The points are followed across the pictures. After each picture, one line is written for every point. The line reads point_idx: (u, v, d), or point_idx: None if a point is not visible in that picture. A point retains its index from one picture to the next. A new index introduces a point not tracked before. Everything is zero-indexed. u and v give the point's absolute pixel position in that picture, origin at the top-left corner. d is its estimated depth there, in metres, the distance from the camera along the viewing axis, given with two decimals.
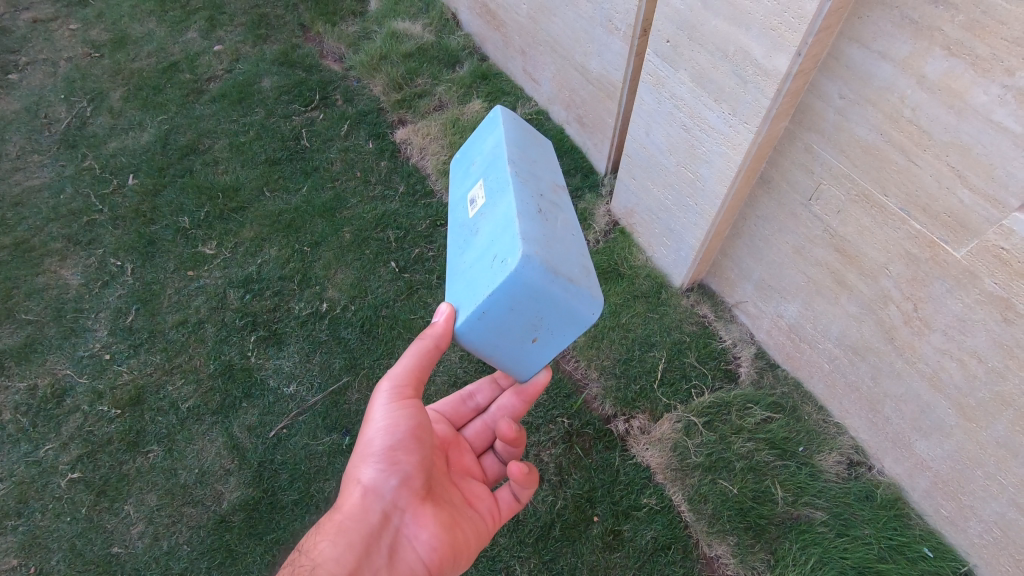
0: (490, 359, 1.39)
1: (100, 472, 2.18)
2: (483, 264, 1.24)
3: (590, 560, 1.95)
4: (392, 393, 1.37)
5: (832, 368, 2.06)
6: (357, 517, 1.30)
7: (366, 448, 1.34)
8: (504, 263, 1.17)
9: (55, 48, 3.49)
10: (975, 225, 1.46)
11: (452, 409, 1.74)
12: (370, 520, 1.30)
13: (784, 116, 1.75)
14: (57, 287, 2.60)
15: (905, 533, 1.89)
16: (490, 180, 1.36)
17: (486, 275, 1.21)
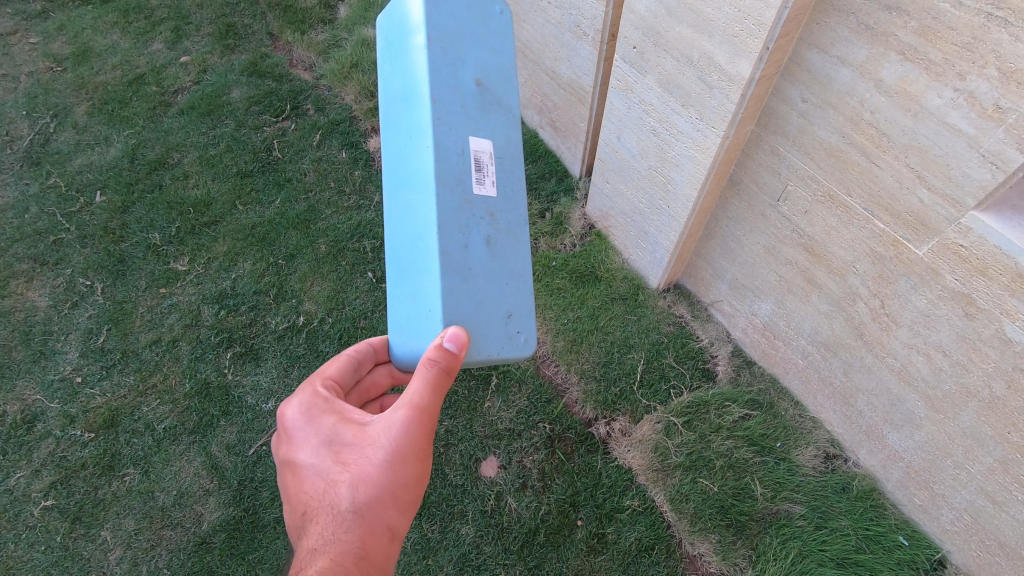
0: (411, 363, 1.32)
1: (74, 498, 2.13)
2: (498, 314, 1.28)
3: (576, 564, 1.96)
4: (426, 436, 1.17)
5: (806, 364, 2.10)
6: (386, 565, 1.15)
7: (401, 495, 1.15)
8: (522, 340, 1.31)
9: (15, 62, 3.40)
10: (935, 223, 1.50)
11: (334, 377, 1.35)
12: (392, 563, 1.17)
13: (749, 120, 1.78)
14: (24, 310, 2.53)
15: (881, 523, 1.94)
16: (502, 180, 1.34)
17: (506, 339, 1.29)
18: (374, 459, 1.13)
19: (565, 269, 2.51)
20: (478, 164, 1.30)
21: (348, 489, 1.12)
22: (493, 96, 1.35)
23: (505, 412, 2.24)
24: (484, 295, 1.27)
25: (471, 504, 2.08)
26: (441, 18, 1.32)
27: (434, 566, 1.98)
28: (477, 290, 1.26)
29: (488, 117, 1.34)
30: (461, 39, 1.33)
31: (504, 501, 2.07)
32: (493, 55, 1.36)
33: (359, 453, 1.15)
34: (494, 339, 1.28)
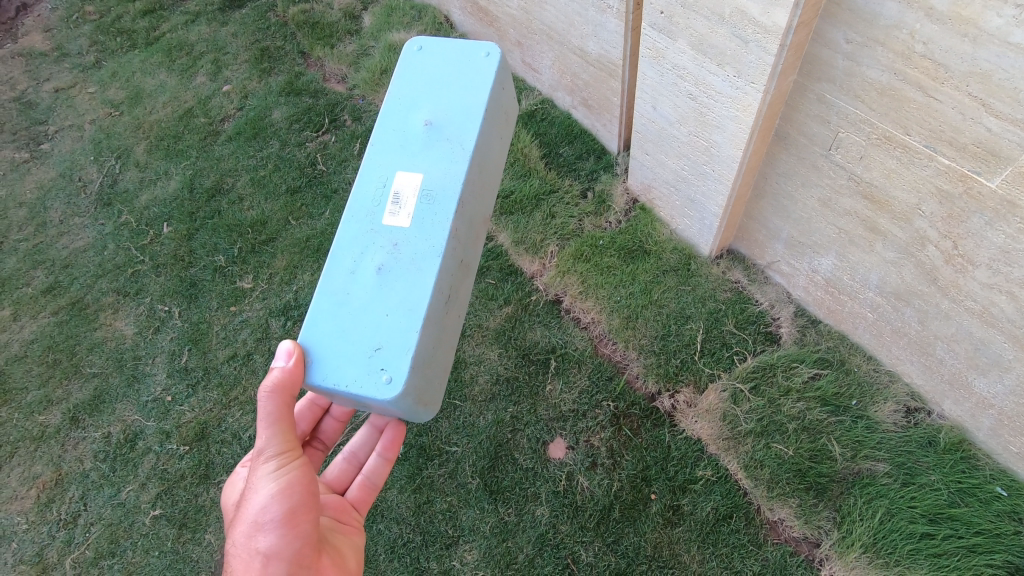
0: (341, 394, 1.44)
1: (179, 506, 2.33)
2: (364, 353, 1.42)
3: (653, 537, 1.97)
4: (276, 454, 1.45)
5: (876, 316, 2.01)
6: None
7: (263, 516, 1.40)
8: (382, 380, 1.39)
9: (78, 112, 3.64)
10: (1007, 151, 1.42)
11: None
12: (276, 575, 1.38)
13: (791, 70, 1.72)
14: (114, 339, 2.74)
15: (975, 475, 1.85)
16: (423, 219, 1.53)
17: (366, 376, 1.40)
18: (245, 496, 1.44)
19: (613, 246, 2.48)
20: (399, 200, 1.55)
21: (237, 531, 1.43)
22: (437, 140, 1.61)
23: (567, 395, 2.25)
24: (369, 325, 1.45)
25: (544, 485, 2.11)
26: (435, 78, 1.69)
27: (514, 548, 2.02)
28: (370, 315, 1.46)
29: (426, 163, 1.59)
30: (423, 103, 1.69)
31: (575, 481, 2.09)
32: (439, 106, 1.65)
33: (240, 503, 1.47)
34: (353, 373, 1.41)
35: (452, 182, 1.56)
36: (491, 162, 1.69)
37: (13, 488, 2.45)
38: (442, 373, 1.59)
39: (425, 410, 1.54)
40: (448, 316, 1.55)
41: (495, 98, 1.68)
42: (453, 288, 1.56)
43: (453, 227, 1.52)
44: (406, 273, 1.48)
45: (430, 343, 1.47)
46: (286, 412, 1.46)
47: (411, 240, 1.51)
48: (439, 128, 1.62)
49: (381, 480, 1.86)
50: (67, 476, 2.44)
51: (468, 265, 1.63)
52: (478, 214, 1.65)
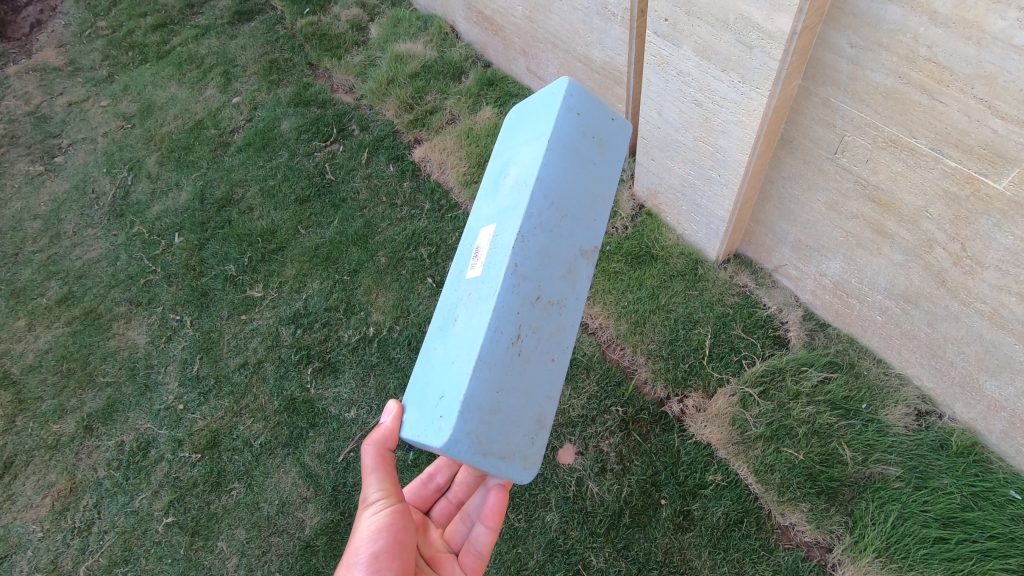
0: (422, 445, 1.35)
1: (191, 513, 2.35)
2: (433, 402, 1.31)
3: (664, 542, 1.97)
4: (376, 499, 1.46)
5: (885, 319, 2.01)
6: None
7: (354, 555, 1.38)
8: (439, 429, 1.25)
9: (92, 125, 3.70)
10: (1013, 153, 1.42)
11: (416, 494, 1.73)
12: None
13: (796, 74, 1.73)
14: (127, 348, 2.77)
15: (988, 478, 1.83)
16: (490, 260, 1.35)
17: (429, 425, 1.28)
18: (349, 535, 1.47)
19: (620, 252, 2.49)
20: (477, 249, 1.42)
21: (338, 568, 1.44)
22: (510, 180, 1.43)
23: (576, 400, 2.25)
24: (441, 376, 1.33)
25: (554, 491, 2.11)
26: (517, 120, 1.55)
27: (525, 554, 2.02)
28: (444, 366, 1.34)
29: (500, 206, 1.42)
30: (508, 145, 1.53)
31: (585, 487, 2.09)
32: (516, 143, 1.48)
33: None
34: (424, 425, 1.31)
35: (514, 215, 1.35)
36: (576, 181, 1.41)
37: (28, 497, 2.48)
38: (529, 428, 1.32)
39: (509, 468, 1.30)
40: (521, 359, 1.30)
41: (568, 110, 1.43)
42: (526, 326, 1.31)
43: (512, 259, 1.30)
44: (470, 314, 1.33)
45: (490, 388, 1.26)
46: (389, 460, 1.48)
47: (477, 280, 1.36)
48: (512, 162, 1.46)
49: (488, 549, 1.64)
50: (81, 484, 2.47)
51: (554, 301, 1.35)
52: (559, 243, 1.37)
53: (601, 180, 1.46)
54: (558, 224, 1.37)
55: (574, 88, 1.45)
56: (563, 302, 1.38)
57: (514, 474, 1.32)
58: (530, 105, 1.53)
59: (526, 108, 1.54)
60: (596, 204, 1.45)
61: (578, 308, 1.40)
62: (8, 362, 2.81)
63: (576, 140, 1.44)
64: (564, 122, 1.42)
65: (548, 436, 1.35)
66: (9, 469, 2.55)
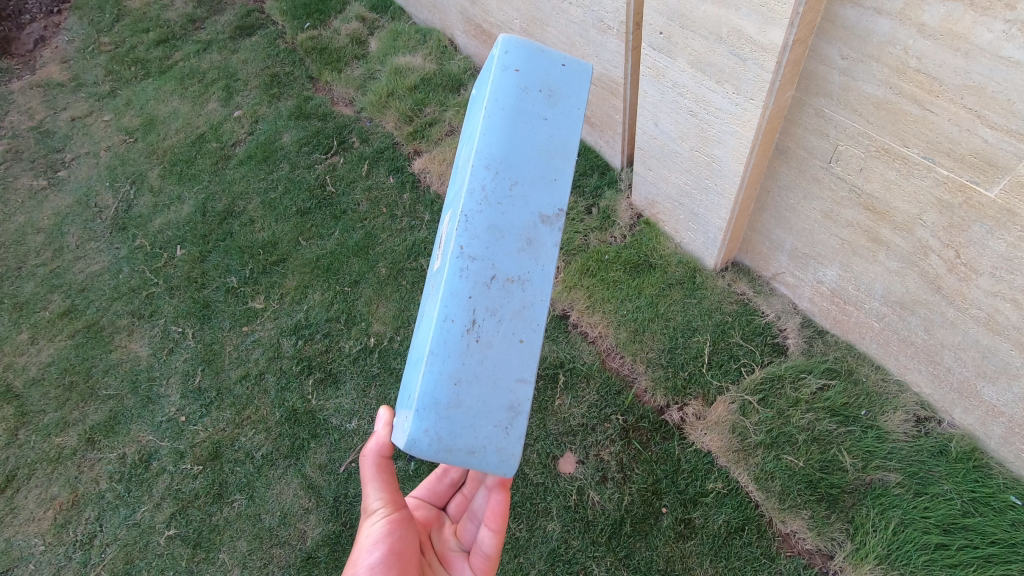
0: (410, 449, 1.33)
1: (193, 526, 2.35)
2: (405, 401, 1.29)
3: (665, 551, 1.97)
4: (375, 507, 1.46)
5: (883, 326, 2.02)
6: None
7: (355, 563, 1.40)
8: (405, 428, 1.22)
9: (94, 140, 3.74)
10: (1004, 161, 1.44)
11: (430, 491, 1.74)
12: None
13: (788, 86, 1.75)
14: (129, 360, 2.79)
15: (988, 484, 1.84)
16: (445, 251, 1.32)
17: (400, 426, 1.26)
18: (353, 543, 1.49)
19: (618, 260, 2.50)
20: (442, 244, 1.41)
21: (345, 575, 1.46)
22: (461, 167, 1.41)
23: (576, 409, 2.26)
24: (411, 376, 1.31)
25: (555, 500, 2.11)
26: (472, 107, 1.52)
27: (527, 563, 2.02)
28: (414, 366, 1.32)
29: (454, 195, 1.39)
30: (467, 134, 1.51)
31: (586, 496, 2.10)
32: (468, 130, 1.45)
33: None
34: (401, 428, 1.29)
35: (459, 199, 1.32)
36: (524, 143, 1.34)
37: (30, 510, 2.48)
38: (500, 418, 1.21)
39: (484, 464, 1.20)
40: (480, 344, 1.23)
41: (505, 72, 1.38)
42: (481, 309, 1.24)
43: (457, 243, 1.26)
44: (431, 308, 1.31)
45: (447, 378, 1.21)
46: (387, 467, 1.48)
47: (438, 273, 1.34)
48: (465, 145, 1.44)
49: (496, 550, 1.59)
50: (83, 497, 2.48)
51: (514, 277, 1.26)
52: (508, 217, 1.29)
53: (557, 132, 1.36)
54: (505, 197, 1.30)
55: (508, 60, 1.40)
56: (528, 276, 1.27)
57: (491, 469, 1.20)
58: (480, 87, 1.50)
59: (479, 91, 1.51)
60: (551, 165, 1.34)
61: (547, 278, 1.27)
62: (10, 375, 2.83)
63: (519, 98, 1.38)
64: (502, 85, 1.38)
65: (527, 425, 1.21)
66: (12, 482, 2.55)
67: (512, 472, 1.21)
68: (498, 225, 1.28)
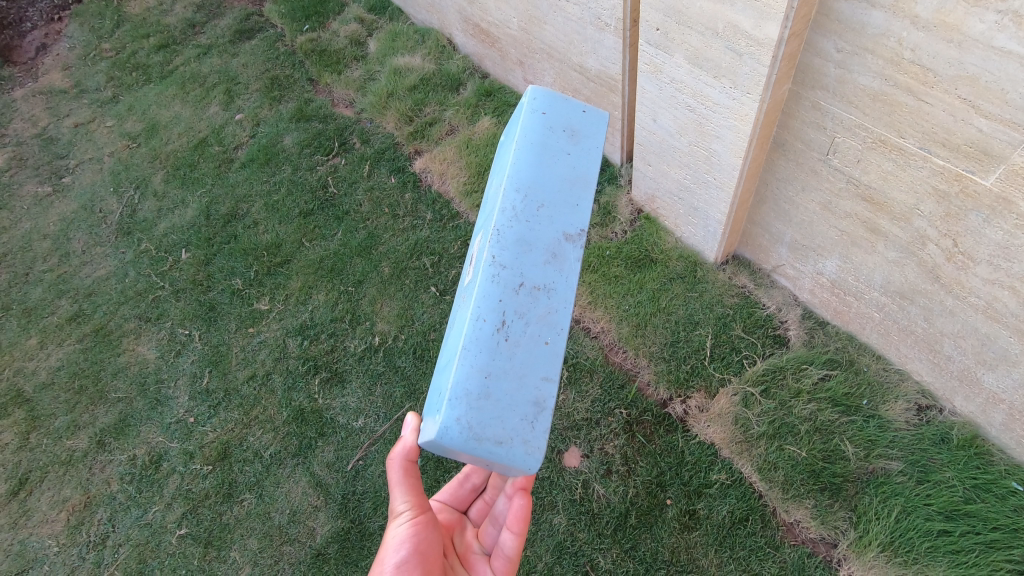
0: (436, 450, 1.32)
1: (204, 525, 2.38)
2: (433, 402, 1.30)
3: (671, 542, 1.99)
4: (401, 511, 1.48)
5: (883, 316, 2.04)
6: None
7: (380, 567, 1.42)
8: (433, 423, 1.22)
9: (98, 146, 3.77)
10: (999, 150, 1.46)
11: (452, 494, 1.75)
12: None
13: (785, 79, 1.77)
14: (137, 363, 2.82)
15: (990, 471, 1.86)
16: (476, 261, 1.35)
17: (428, 424, 1.26)
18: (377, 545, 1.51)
19: (620, 256, 2.52)
20: (472, 258, 1.44)
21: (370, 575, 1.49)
22: (493, 189, 1.46)
23: (580, 403, 2.28)
24: (440, 379, 1.32)
25: (560, 494, 2.13)
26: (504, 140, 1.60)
27: (534, 556, 2.05)
28: (443, 370, 1.34)
29: (486, 214, 1.44)
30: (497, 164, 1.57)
31: (591, 489, 2.12)
32: (501, 157, 1.52)
33: None
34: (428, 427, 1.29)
35: (491, 214, 1.37)
36: (551, 166, 1.39)
37: (43, 512, 2.52)
38: (526, 413, 1.21)
39: (509, 457, 1.19)
40: (508, 344, 1.25)
41: (534, 113, 1.45)
42: (510, 311, 1.26)
43: (489, 250, 1.30)
44: (461, 313, 1.33)
45: (476, 374, 1.22)
46: (413, 473, 1.49)
47: (469, 282, 1.37)
48: (496, 171, 1.50)
49: (516, 554, 1.61)
50: (95, 499, 2.51)
51: (541, 284, 1.28)
52: (537, 229, 1.33)
53: (582, 165, 1.40)
54: (534, 213, 1.34)
55: (539, 94, 1.48)
56: (555, 286, 1.29)
57: (516, 466, 1.20)
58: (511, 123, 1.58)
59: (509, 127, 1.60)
60: (577, 185, 1.38)
61: (572, 289, 1.29)
62: (20, 380, 2.86)
63: (546, 137, 1.43)
64: (531, 123, 1.43)
65: (552, 422, 1.20)
66: (25, 485, 2.59)
67: (536, 468, 1.20)
68: (526, 236, 1.32)
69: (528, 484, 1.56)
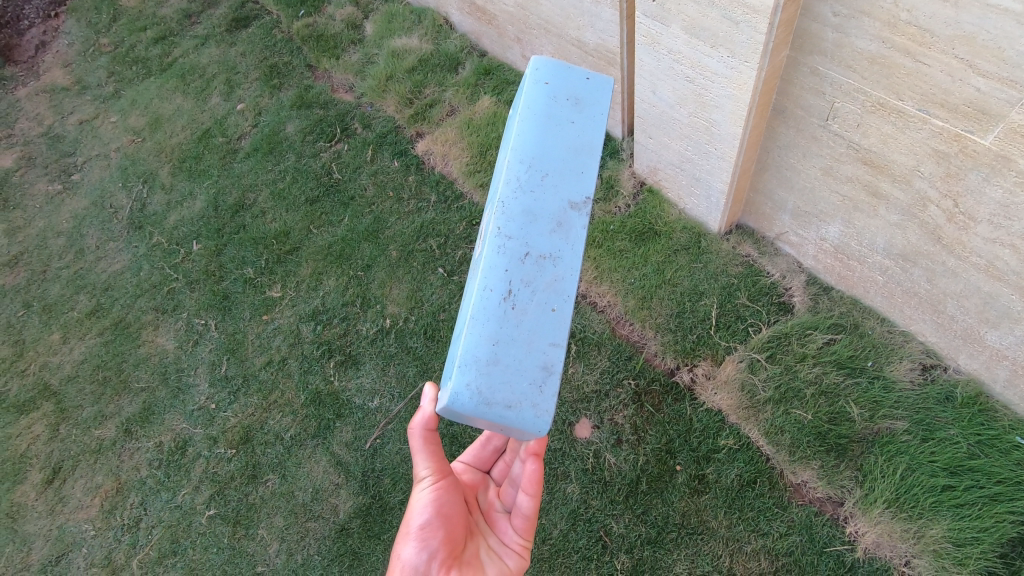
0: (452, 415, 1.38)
1: (231, 505, 2.48)
2: (448, 370, 1.35)
3: (681, 506, 2.05)
4: (424, 474, 1.56)
5: (886, 279, 2.06)
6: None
7: (406, 528, 1.51)
8: (446, 389, 1.28)
9: (104, 142, 3.81)
10: (997, 109, 1.47)
11: (475, 456, 1.83)
12: None
13: (783, 46, 1.77)
14: (158, 354, 2.90)
15: (993, 426, 1.89)
16: (483, 233, 1.38)
17: (442, 390, 1.32)
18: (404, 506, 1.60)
19: (624, 229, 2.54)
20: (481, 231, 1.47)
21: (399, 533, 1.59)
22: (500, 162, 1.48)
23: (589, 376, 2.33)
24: (453, 348, 1.37)
25: (573, 464, 2.19)
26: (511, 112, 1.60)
27: (549, 524, 2.12)
28: (455, 339, 1.38)
29: (492, 187, 1.46)
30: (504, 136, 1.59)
31: (603, 458, 2.18)
32: (507, 130, 1.53)
33: None
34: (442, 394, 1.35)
35: (496, 186, 1.39)
36: (555, 136, 1.40)
37: (78, 498, 2.63)
38: (535, 377, 1.25)
39: (519, 420, 1.23)
40: (515, 312, 1.28)
41: (537, 83, 1.45)
42: (517, 280, 1.29)
43: (494, 222, 1.33)
44: (471, 284, 1.37)
45: (484, 341, 1.26)
46: (434, 439, 1.55)
47: (477, 255, 1.41)
48: (502, 144, 1.51)
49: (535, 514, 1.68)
50: (127, 484, 2.61)
51: (547, 253, 1.31)
52: (542, 199, 1.35)
53: (586, 132, 1.40)
54: (538, 183, 1.36)
55: (542, 64, 1.47)
56: (561, 254, 1.31)
57: (528, 428, 1.24)
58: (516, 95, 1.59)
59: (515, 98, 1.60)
60: (581, 153, 1.39)
61: (578, 256, 1.31)
62: (46, 374, 2.96)
63: (550, 106, 1.43)
64: (534, 94, 1.44)
65: (560, 386, 1.24)
66: (58, 474, 2.70)
67: (545, 430, 1.24)
68: (531, 207, 1.34)
69: (541, 450, 1.58)
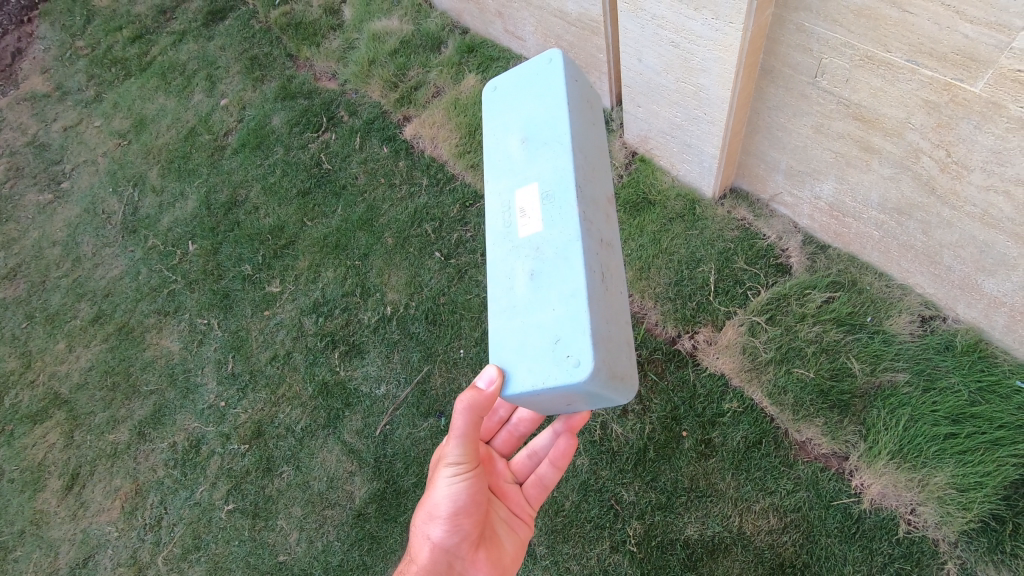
0: (542, 394, 1.37)
1: (249, 499, 2.53)
2: (547, 348, 1.35)
3: (689, 470, 2.09)
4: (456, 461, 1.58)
5: (883, 234, 2.05)
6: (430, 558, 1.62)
7: (436, 511, 1.60)
8: (574, 365, 1.30)
9: (90, 147, 3.78)
10: (986, 55, 1.45)
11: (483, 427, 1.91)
12: (441, 558, 1.63)
13: (767, 4, 1.74)
14: (164, 356, 2.92)
15: (993, 372, 1.90)
16: (558, 215, 1.41)
17: (554, 367, 1.32)
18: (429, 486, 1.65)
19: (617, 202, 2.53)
20: (527, 212, 1.46)
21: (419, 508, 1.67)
22: (540, 145, 1.49)
23: None
24: (544, 328, 1.36)
25: (582, 436, 2.23)
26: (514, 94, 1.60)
27: (561, 496, 2.17)
28: (540, 319, 1.38)
29: (539, 170, 1.47)
30: (510, 117, 1.57)
31: (610, 429, 2.21)
32: (529, 113, 1.54)
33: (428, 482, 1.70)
34: (545, 373, 1.34)
35: (565, 173, 1.44)
36: (592, 136, 1.55)
37: (99, 502, 2.68)
38: (625, 349, 1.46)
39: (624, 387, 1.43)
40: (608, 292, 1.42)
41: (570, 80, 1.54)
42: (604, 265, 1.42)
43: (579, 209, 1.40)
44: (554, 265, 1.39)
45: (600, 319, 1.36)
46: (472, 429, 1.54)
47: (547, 235, 1.41)
48: (534, 126, 1.51)
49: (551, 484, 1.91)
50: (145, 485, 2.66)
51: (609, 241, 1.49)
52: (600, 194, 1.50)
53: (601, 139, 1.62)
54: (594, 178, 1.50)
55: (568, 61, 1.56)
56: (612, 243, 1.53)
57: (628, 391, 1.47)
58: (522, 80, 1.59)
59: (519, 83, 1.60)
60: (603, 157, 1.60)
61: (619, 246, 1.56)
62: (56, 383, 2.98)
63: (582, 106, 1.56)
64: (570, 89, 1.52)
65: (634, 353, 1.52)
66: (78, 479, 2.75)
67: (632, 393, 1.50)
68: (598, 201, 1.48)
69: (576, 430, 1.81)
